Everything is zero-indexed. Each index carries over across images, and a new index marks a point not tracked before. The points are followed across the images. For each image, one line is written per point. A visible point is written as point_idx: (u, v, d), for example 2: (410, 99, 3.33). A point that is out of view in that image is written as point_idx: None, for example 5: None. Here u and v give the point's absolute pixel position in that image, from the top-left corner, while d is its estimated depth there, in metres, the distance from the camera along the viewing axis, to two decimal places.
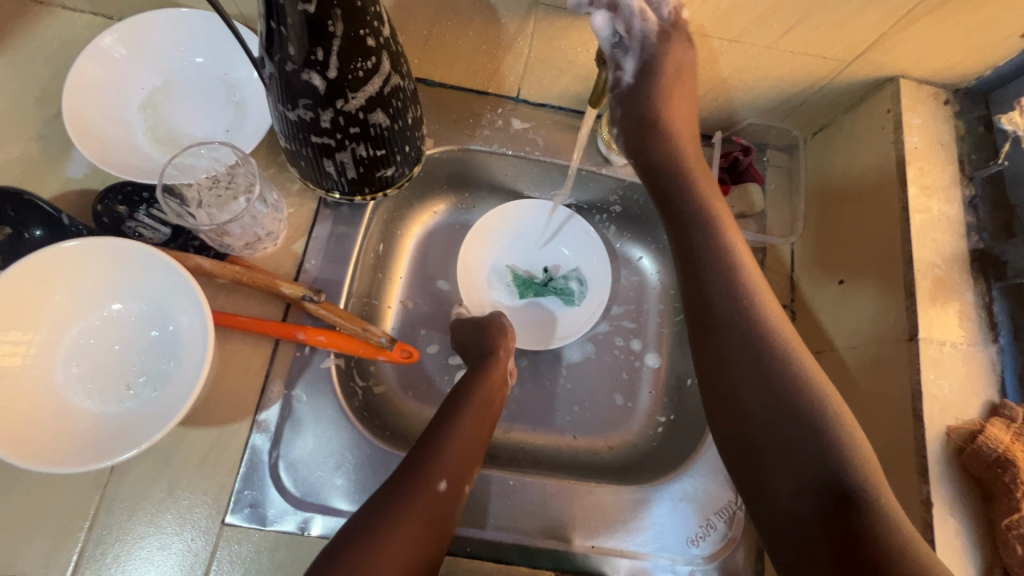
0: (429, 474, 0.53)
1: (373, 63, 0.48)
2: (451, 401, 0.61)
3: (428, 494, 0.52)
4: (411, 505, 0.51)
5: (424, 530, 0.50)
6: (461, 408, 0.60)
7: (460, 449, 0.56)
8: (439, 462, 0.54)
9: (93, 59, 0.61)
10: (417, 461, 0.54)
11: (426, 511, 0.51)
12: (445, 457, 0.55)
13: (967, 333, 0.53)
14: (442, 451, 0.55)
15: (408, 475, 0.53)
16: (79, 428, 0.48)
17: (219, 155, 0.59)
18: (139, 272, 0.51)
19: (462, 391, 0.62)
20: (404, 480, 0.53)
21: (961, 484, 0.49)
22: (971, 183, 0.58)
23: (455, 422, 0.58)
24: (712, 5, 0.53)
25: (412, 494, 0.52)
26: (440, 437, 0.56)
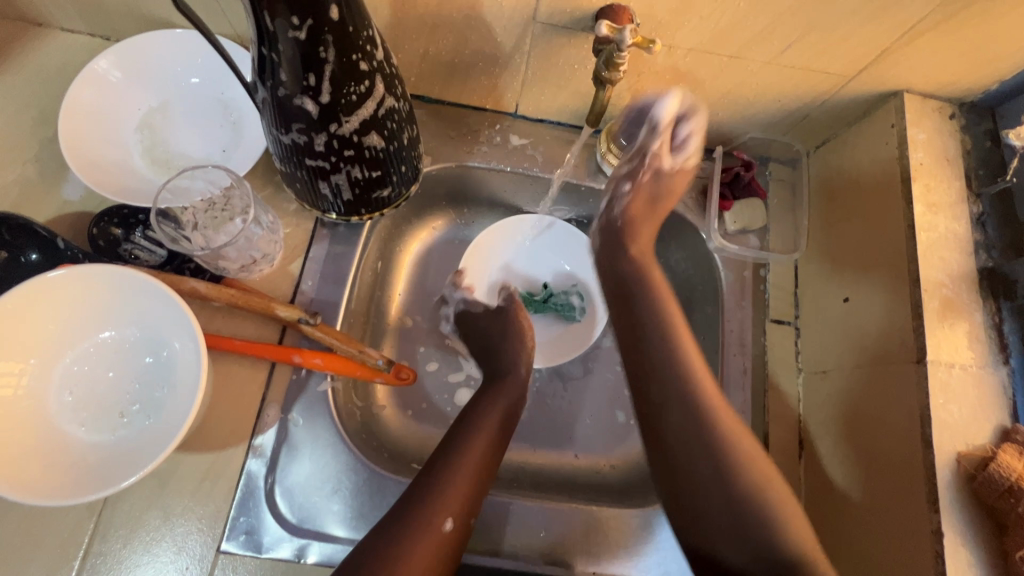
0: (435, 511, 0.52)
1: (366, 87, 0.47)
2: (458, 428, 0.59)
3: (434, 533, 0.51)
4: (417, 545, 0.50)
5: (428, 570, 0.49)
6: (470, 438, 0.58)
7: (469, 484, 0.55)
8: (445, 498, 0.53)
9: (89, 82, 0.61)
10: (423, 496, 0.53)
11: (433, 550, 0.50)
12: (453, 492, 0.53)
13: (977, 354, 0.52)
14: (449, 487, 0.54)
15: (412, 510, 0.52)
16: (72, 458, 0.48)
17: (214, 177, 0.59)
18: (130, 298, 0.50)
19: (472, 418, 0.60)
20: (409, 516, 0.51)
21: (973, 513, 0.47)
22: (979, 200, 0.57)
23: (464, 453, 0.56)
24: (711, 22, 0.53)
25: (417, 533, 0.50)
26: (449, 470, 0.55)
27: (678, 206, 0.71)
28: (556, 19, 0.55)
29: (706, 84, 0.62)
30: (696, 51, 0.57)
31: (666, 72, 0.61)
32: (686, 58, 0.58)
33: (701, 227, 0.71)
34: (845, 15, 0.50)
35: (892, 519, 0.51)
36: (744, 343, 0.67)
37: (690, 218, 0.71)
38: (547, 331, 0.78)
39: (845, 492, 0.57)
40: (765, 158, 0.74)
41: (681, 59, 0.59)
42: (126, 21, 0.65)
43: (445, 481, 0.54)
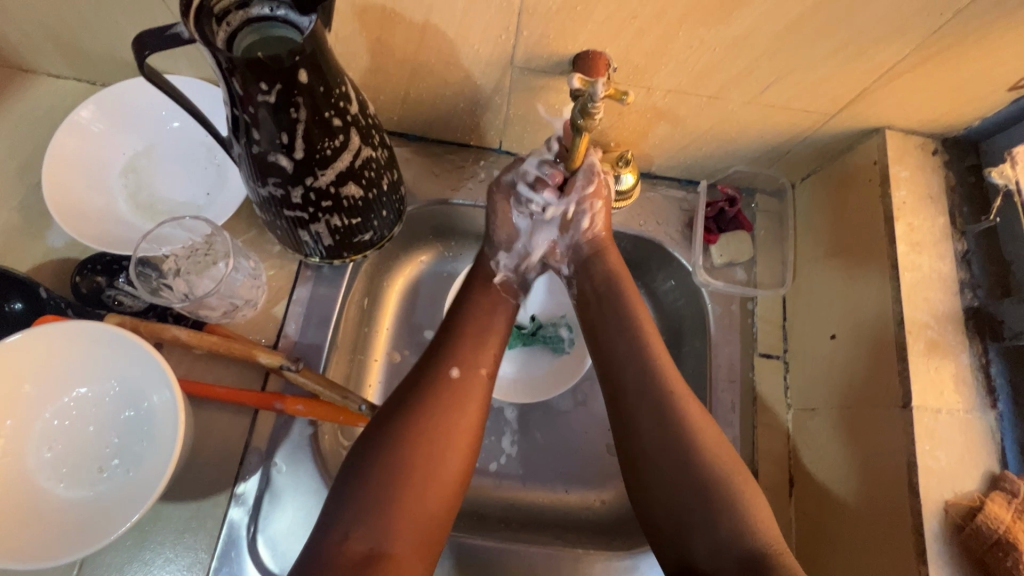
0: (439, 364, 0.56)
1: (341, 141, 0.47)
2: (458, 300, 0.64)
3: (442, 379, 0.55)
4: (429, 392, 0.54)
5: (447, 414, 0.53)
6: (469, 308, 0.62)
7: (471, 345, 0.58)
8: (449, 352, 0.57)
9: (72, 131, 0.61)
10: (429, 355, 0.58)
11: (444, 395, 0.54)
12: (457, 350, 0.58)
13: (963, 398, 0.51)
14: (453, 345, 0.58)
15: (420, 367, 0.57)
16: (50, 517, 0.48)
17: (195, 226, 0.59)
18: (103, 352, 0.50)
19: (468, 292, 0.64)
20: (418, 372, 0.56)
21: (961, 565, 0.47)
22: (963, 238, 0.56)
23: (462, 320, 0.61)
24: (688, 67, 0.53)
25: (427, 383, 0.55)
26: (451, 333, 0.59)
27: (665, 239, 0.71)
28: (534, 64, 0.55)
29: (687, 122, 0.62)
30: (675, 92, 0.57)
31: (646, 112, 0.61)
32: (665, 98, 0.58)
33: (687, 259, 0.71)
34: (822, 59, 0.50)
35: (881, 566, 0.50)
36: (732, 378, 0.66)
37: (677, 251, 0.71)
38: (538, 364, 0.77)
39: (834, 534, 0.56)
40: (751, 189, 0.74)
41: (661, 100, 0.58)
42: (110, 67, 0.65)
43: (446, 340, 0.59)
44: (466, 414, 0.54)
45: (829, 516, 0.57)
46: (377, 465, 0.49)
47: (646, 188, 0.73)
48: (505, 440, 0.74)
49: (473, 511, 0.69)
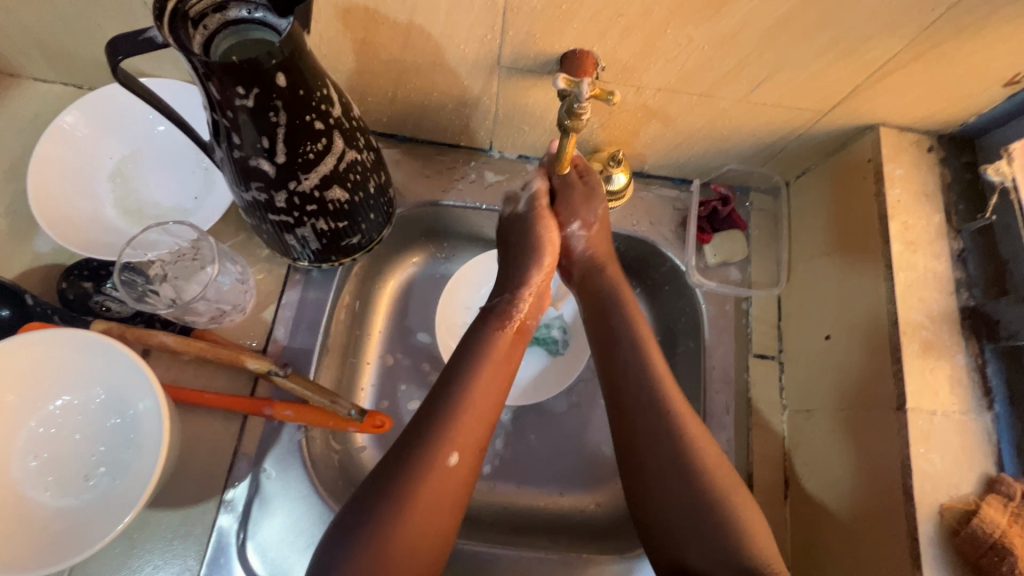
0: (439, 447, 0.51)
1: (324, 144, 0.47)
2: (457, 361, 0.57)
3: (441, 468, 0.51)
4: (425, 482, 0.50)
5: (438, 505, 0.50)
6: (471, 374, 0.56)
7: (472, 420, 0.54)
8: (449, 434, 0.52)
9: (56, 137, 0.60)
10: (425, 432, 0.52)
11: (441, 484, 0.50)
12: (457, 427, 0.53)
13: (959, 400, 0.50)
14: (454, 422, 0.53)
15: (413, 446, 0.51)
16: (35, 526, 0.47)
17: (181, 231, 0.58)
18: (88, 359, 0.50)
19: (475, 350, 0.58)
20: (411, 454, 0.51)
21: (957, 570, 0.46)
22: (959, 236, 0.56)
23: (466, 388, 0.55)
24: (677, 65, 0.52)
25: (423, 469, 0.50)
26: (453, 408, 0.54)
27: (658, 239, 0.71)
28: (521, 63, 0.55)
29: (678, 121, 0.61)
30: (664, 91, 0.56)
31: (636, 111, 0.60)
32: (655, 97, 0.57)
33: (680, 259, 0.70)
34: (812, 56, 0.49)
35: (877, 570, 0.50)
36: (727, 379, 0.65)
37: (670, 251, 0.70)
38: (532, 365, 0.77)
39: (830, 540, 0.55)
40: (745, 188, 0.73)
41: (651, 98, 0.57)
42: (96, 70, 0.65)
43: (447, 415, 0.53)
44: (448, 502, 0.50)
45: (823, 520, 0.56)
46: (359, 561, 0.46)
47: (639, 188, 0.72)
48: (500, 443, 0.73)
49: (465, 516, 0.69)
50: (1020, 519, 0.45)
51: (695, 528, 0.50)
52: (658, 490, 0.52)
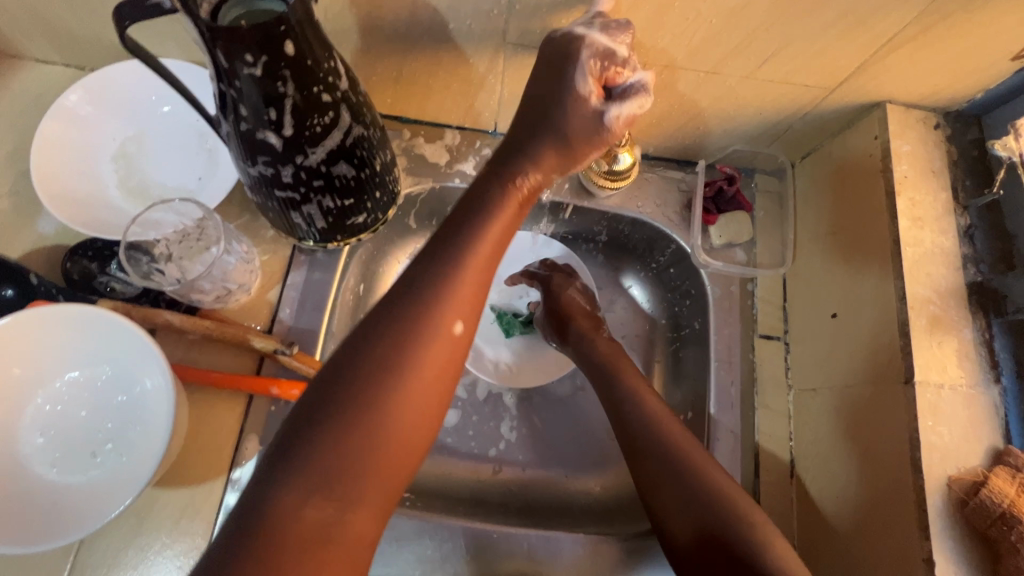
0: (439, 312, 0.41)
1: (331, 118, 0.46)
2: (463, 212, 0.46)
3: (441, 338, 0.41)
4: (423, 353, 0.40)
5: (434, 380, 0.41)
6: (478, 227, 0.44)
7: (474, 283, 0.43)
8: (452, 298, 0.41)
9: (59, 117, 0.60)
10: (422, 294, 0.41)
11: (442, 356, 0.41)
12: (460, 291, 0.42)
13: (967, 374, 0.50)
14: (457, 284, 0.42)
15: (409, 310, 0.41)
16: (43, 502, 0.47)
17: (186, 209, 0.58)
18: (95, 336, 0.49)
19: (482, 208, 0.45)
20: (406, 321, 0.40)
21: (965, 540, 0.46)
22: (966, 212, 0.56)
23: (471, 242, 0.44)
24: (684, 40, 0.52)
25: (422, 337, 0.40)
26: (455, 268, 0.42)
27: (664, 221, 0.71)
28: (526, 40, 0.54)
29: (684, 100, 0.61)
30: (671, 68, 0.56)
31: None
32: (662, 74, 0.57)
33: (686, 242, 0.70)
34: (821, 30, 0.49)
35: (885, 543, 0.50)
36: (732, 360, 0.66)
37: (675, 232, 0.70)
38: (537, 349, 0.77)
39: (836, 515, 0.55)
40: (750, 169, 0.73)
41: (658, 76, 0.57)
42: (99, 51, 0.64)
43: (450, 280, 0.42)
44: (444, 376, 0.41)
45: (831, 497, 0.56)
46: (344, 438, 0.37)
47: (644, 169, 0.72)
48: (505, 425, 0.73)
49: (471, 498, 0.69)
50: None
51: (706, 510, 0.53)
52: (662, 471, 0.56)
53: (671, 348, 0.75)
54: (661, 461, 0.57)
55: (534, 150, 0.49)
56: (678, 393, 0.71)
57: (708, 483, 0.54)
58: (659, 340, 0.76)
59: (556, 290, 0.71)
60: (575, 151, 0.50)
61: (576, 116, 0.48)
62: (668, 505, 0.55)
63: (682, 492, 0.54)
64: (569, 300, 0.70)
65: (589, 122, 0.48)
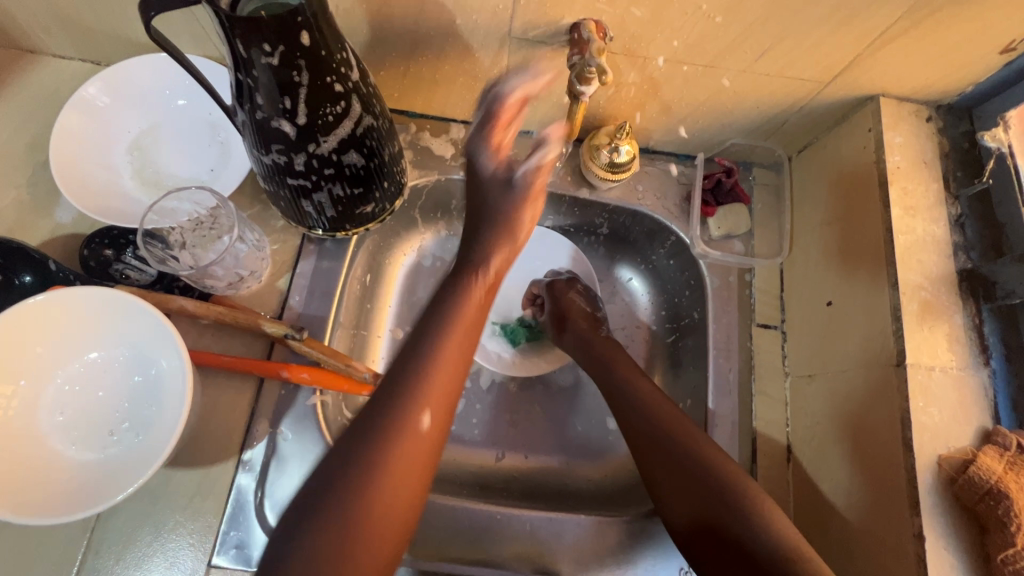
0: (407, 409, 0.45)
1: (343, 107, 0.48)
2: (426, 319, 0.50)
3: (410, 435, 0.44)
4: (394, 448, 0.43)
5: (408, 472, 0.44)
6: (441, 328, 0.49)
7: (441, 380, 0.47)
8: (417, 393, 0.46)
9: (77, 109, 0.62)
10: (392, 395, 0.45)
11: (413, 448, 0.44)
12: (428, 386, 0.46)
13: (957, 357, 0.52)
14: (425, 384, 0.46)
15: (381, 408, 0.45)
16: (62, 477, 0.49)
17: (200, 198, 0.60)
18: (114, 318, 0.51)
19: (444, 314, 0.50)
20: (379, 419, 0.44)
21: (955, 516, 0.47)
22: (957, 202, 0.57)
23: (432, 348, 0.48)
24: (682, 34, 0.54)
25: (392, 430, 0.44)
26: (421, 366, 0.47)
27: (663, 213, 0.72)
28: (530, 34, 0.56)
29: (683, 94, 0.62)
30: (670, 62, 0.57)
31: (642, 84, 0.61)
32: (661, 68, 0.59)
33: (684, 233, 0.72)
34: (815, 24, 0.51)
35: (878, 522, 0.51)
36: (730, 348, 0.67)
37: (675, 224, 0.72)
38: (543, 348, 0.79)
39: (831, 496, 0.57)
40: (748, 163, 0.75)
41: (657, 70, 0.59)
42: (115, 46, 0.66)
43: (418, 377, 0.46)
44: (415, 466, 0.44)
45: (826, 480, 0.58)
46: (325, 531, 0.40)
47: (644, 163, 0.74)
48: (508, 412, 0.75)
49: (475, 483, 0.70)
50: (1016, 466, 0.46)
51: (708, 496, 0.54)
52: (665, 458, 0.58)
53: (671, 338, 0.76)
54: (665, 450, 0.58)
55: (486, 244, 0.55)
56: (677, 381, 0.73)
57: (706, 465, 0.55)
58: (658, 330, 0.78)
59: (557, 294, 0.73)
60: (514, 233, 0.56)
61: (495, 196, 0.56)
62: (672, 493, 0.56)
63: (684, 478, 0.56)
64: (568, 304, 0.72)
65: (504, 182, 0.56)
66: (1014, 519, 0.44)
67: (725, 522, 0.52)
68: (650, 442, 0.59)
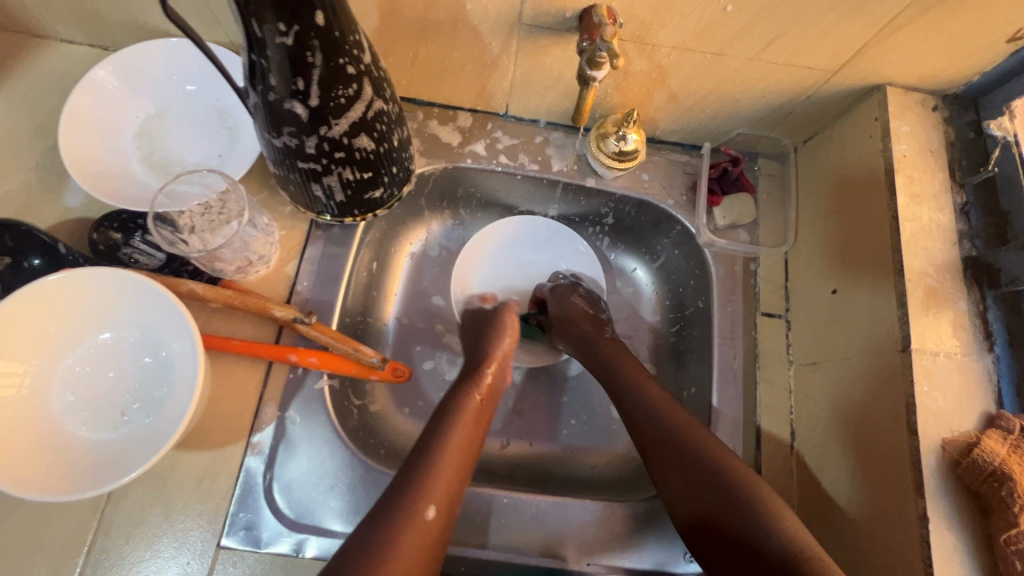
0: (416, 501, 0.50)
1: (354, 90, 0.48)
2: (438, 418, 0.58)
3: (417, 526, 0.49)
4: (401, 538, 0.47)
5: (417, 565, 0.47)
6: (448, 434, 0.56)
7: (447, 475, 0.53)
8: (427, 484, 0.51)
9: (86, 93, 0.62)
10: (402, 487, 0.51)
11: (419, 541, 0.48)
12: (438, 472, 0.52)
13: (961, 343, 0.52)
14: (434, 473, 0.52)
15: (393, 501, 0.50)
16: (74, 456, 0.49)
17: (210, 181, 0.60)
18: (126, 299, 0.52)
19: (454, 406, 0.59)
20: (390, 510, 0.49)
21: (958, 498, 0.48)
22: (962, 190, 0.58)
23: (441, 450, 0.54)
24: (692, 22, 0.54)
25: (400, 525, 0.48)
26: (432, 454, 0.54)
27: (669, 203, 0.73)
28: (541, 21, 0.56)
29: (691, 82, 0.63)
30: (679, 49, 0.58)
31: (650, 72, 0.62)
32: (669, 56, 0.59)
33: (690, 223, 0.72)
34: (824, 12, 0.51)
35: (883, 505, 0.52)
36: (735, 336, 0.68)
37: (680, 214, 0.72)
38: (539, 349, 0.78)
39: (835, 480, 0.57)
40: (754, 153, 0.75)
41: (665, 58, 0.59)
42: (123, 31, 0.66)
43: (428, 475, 0.52)
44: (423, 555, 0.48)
45: (830, 466, 0.58)
46: None
47: (650, 153, 0.74)
48: (513, 399, 0.75)
49: (480, 468, 0.70)
50: (1019, 449, 0.47)
51: (711, 484, 0.55)
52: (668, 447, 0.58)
53: (675, 327, 0.77)
54: (669, 440, 0.58)
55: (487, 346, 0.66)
56: (681, 369, 0.74)
57: (708, 453, 0.57)
58: (662, 319, 0.78)
59: (561, 299, 0.73)
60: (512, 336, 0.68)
61: (487, 314, 0.72)
62: (677, 486, 0.57)
63: (687, 467, 0.57)
64: (572, 308, 0.72)
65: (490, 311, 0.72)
66: (1017, 500, 0.44)
67: (727, 512, 0.53)
68: (655, 433, 0.60)
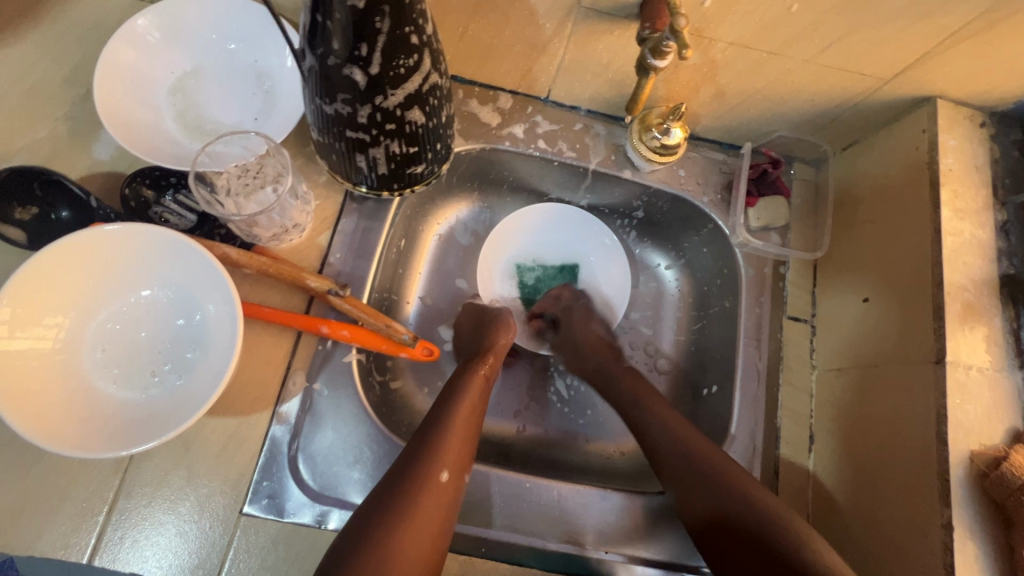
0: (429, 464, 0.53)
1: (415, 60, 0.47)
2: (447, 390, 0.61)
3: (433, 487, 0.52)
4: (417, 498, 0.51)
5: (435, 520, 0.51)
6: (454, 403, 0.59)
7: (457, 442, 0.56)
8: (440, 448, 0.54)
9: (125, 43, 0.60)
10: (418, 450, 0.54)
11: (434, 500, 0.52)
12: (449, 440, 0.55)
13: (993, 358, 0.53)
14: (448, 438, 0.55)
15: (410, 464, 0.53)
16: (103, 414, 0.49)
17: (249, 143, 0.59)
18: (165, 257, 0.51)
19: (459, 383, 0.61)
20: (407, 472, 0.52)
21: (982, 509, 0.49)
22: (1004, 208, 0.58)
23: (451, 420, 0.57)
24: (755, 18, 0.53)
25: (415, 486, 0.51)
26: (444, 421, 0.57)
27: (704, 200, 0.72)
28: (601, 5, 0.55)
29: (741, 79, 0.62)
30: (736, 45, 0.57)
31: (702, 66, 0.61)
32: (726, 51, 0.58)
33: (724, 223, 0.72)
34: (891, 18, 0.51)
35: (905, 512, 0.52)
36: (761, 338, 0.68)
37: (714, 212, 0.72)
38: None
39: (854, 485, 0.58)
40: (791, 157, 0.76)
41: (720, 53, 0.58)
42: None
43: (437, 441, 0.55)
44: (438, 514, 0.51)
45: (849, 471, 0.59)
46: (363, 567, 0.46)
47: (689, 149, 0.74)
48: (530, 385, 0.76)
49: (498, 452, 0.70)
50: None
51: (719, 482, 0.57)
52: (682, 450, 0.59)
53: (697, 325, 0.77)
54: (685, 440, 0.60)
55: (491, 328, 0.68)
56: (702, 367, 0.74)
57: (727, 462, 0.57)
58: (682, 316, 0.79)
59: (578, 323, 0.73)
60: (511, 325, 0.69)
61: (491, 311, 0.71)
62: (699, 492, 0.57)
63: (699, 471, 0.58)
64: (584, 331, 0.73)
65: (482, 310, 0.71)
66: None
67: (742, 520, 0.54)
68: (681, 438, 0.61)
